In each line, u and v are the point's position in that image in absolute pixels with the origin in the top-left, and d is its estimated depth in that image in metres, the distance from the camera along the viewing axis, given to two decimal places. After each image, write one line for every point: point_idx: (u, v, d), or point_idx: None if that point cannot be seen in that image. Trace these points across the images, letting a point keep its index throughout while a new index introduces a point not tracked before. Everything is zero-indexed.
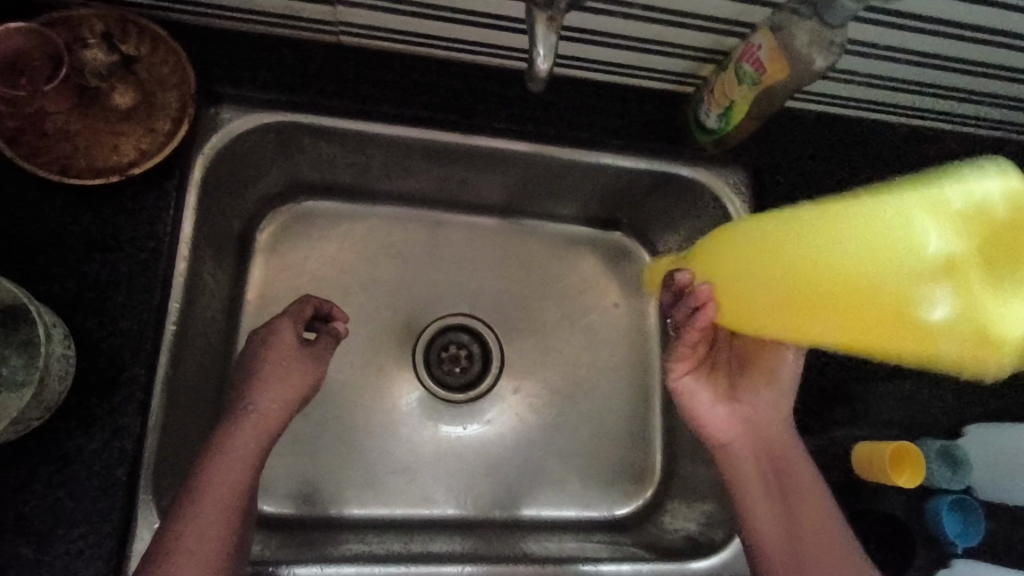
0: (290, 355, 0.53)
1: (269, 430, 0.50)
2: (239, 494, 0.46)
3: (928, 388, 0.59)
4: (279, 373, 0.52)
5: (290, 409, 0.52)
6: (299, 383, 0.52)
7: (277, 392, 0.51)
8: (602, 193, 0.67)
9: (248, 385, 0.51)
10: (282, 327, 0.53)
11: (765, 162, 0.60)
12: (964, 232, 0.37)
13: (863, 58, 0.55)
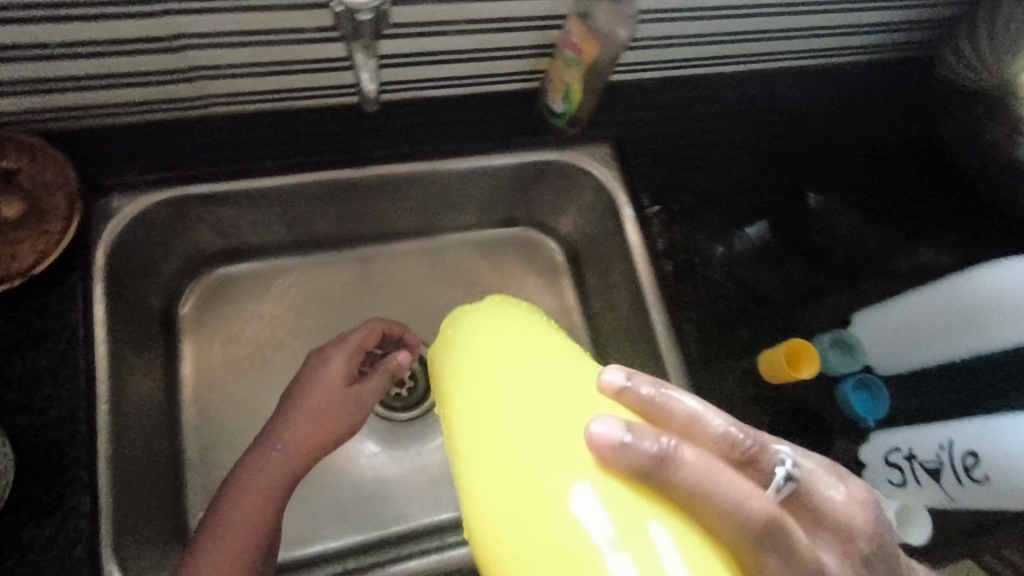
0: (333, 390, 0.55)
1: (289, 473, 0.53)
2: (259, 529, 0.50)
3: (816, 292, 0.66)
4: (321, 408, 0.55)
5: (324, 445, 0.54)
6: (345, 418, 0.55)
7: (307, 428, 0.54)
8: (493, 196, 0.72)
9: (285, 420, 0.54)
10: (335, 359, 0.57)
11: (618, 133, 0.67)
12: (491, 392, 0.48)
13: (669, 22, 0.62)
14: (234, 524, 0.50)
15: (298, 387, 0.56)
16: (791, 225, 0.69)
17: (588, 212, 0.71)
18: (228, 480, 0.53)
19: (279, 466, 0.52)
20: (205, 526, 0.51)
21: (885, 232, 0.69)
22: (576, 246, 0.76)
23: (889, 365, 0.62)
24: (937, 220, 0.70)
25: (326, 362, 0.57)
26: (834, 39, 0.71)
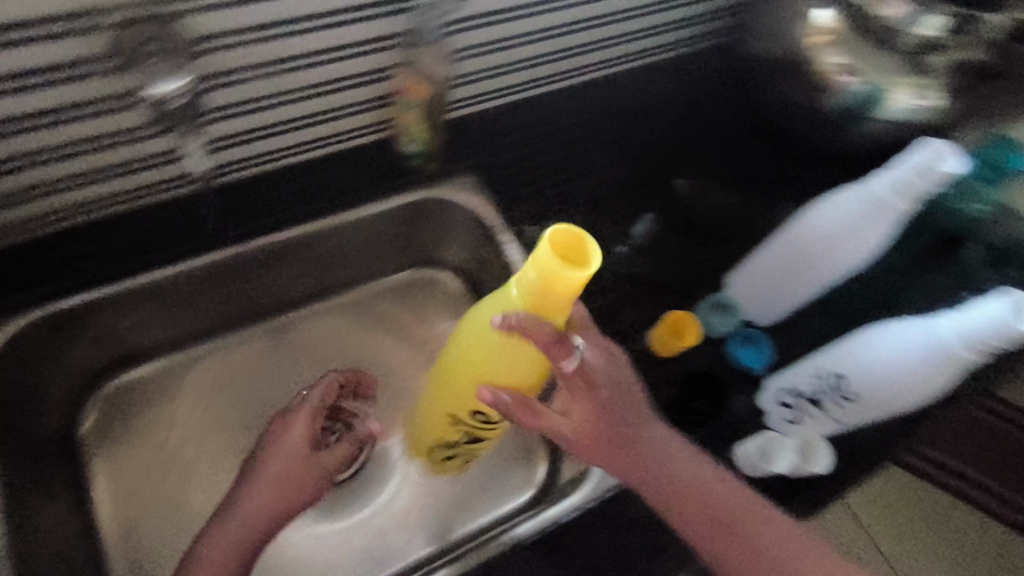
0: (291, 457, 0.53)
1: (248, 545, 0.52)
2: None
3: (689, 260, 0.73)
4: (281, 477, 0.53)
5: (283, 514, 0.53)
6: (308, 486, 0.54)
7: (267, 498, 0.52)
8: (376, 243, 0.74)
9: (243, 487, 0.53)
10: (295, 425, 0.54)
11: (475, 162, 0.72)
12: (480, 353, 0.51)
13: (494, 53, 0.67)
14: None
15: (258, 457, 0.54)
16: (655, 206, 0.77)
17: (469, 238, 0.75)
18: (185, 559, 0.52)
19: (241, 533, 0.52)
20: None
21: (737, 197, 0.77)
22: (468, 273, 0.79)
23: (770, 314, 0.65)
24: (776, 178, 0.78)
25: (285, 429, 0.54)
26: (656, 36, 0.77)
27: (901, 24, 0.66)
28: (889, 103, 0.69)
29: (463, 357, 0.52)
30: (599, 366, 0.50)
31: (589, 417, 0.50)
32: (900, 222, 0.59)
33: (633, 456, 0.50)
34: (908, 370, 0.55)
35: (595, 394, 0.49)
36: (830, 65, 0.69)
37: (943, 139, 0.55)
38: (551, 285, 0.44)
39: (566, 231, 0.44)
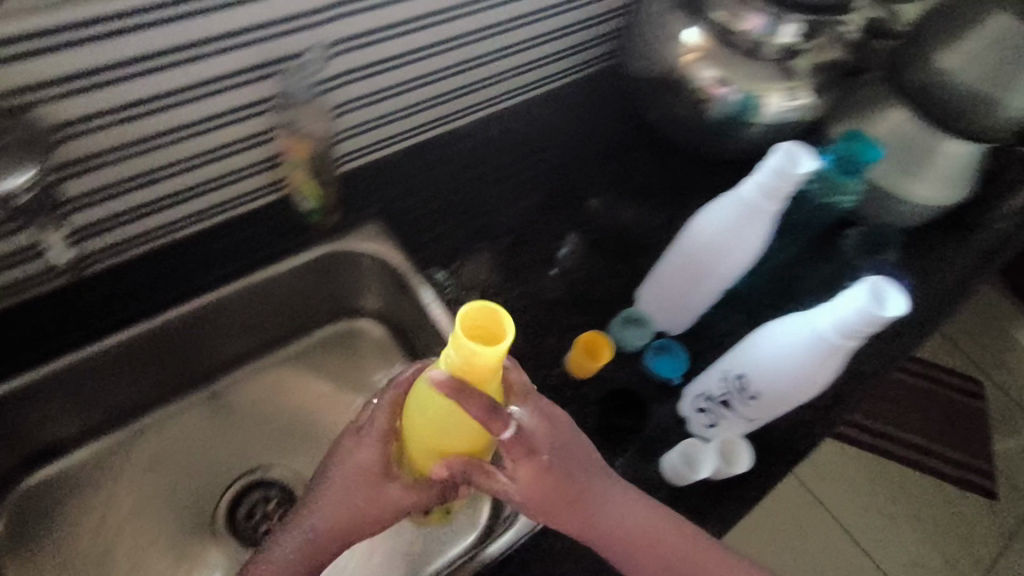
0: (361, 482, 0.49)
1: (319, 563, 0.50)
2: None
3: (602, 279, 0.73)
4: (352, 497, 0.49)
5: (367, 528, 0.49)
6: (401, 500, 0.49)
7: (345, 518, 0.49)
8: (289, 302, 0.73)
9: (312, 499, 0.50)
10: (368, 447, 0.49)
11: (377, 210, 0.72)
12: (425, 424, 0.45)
13: (380, 104, 0.67)
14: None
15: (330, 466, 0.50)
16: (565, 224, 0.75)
17: (383, 285, 0.75)
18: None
19: (300, 554, 0.49)
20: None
21: (641, 211, 0.79)
22: (389, 318, 0.79)
23: (677, 323, 0.67)
24: (673, 189, 0.82)
25: (364, 444, 0.49)
26: (541, 69, 0.80)
27: (760, 38, 0.71)
28: (765, 109, 0.74)
29: (413, 429, 0.46)
30: (542, 430, 0.48)
31: (538, 482, 0.48)
32: (776, 224, 0.57)
33: (579, 511, 0.50)
34: (803, 369, 0.51)
35: (540, 459, 0.47)
36: (703, 78, 0.74)
37: (781, 145, 0.53)
38: (472, 370, 0.40)
39: (477, 310, 0.39)
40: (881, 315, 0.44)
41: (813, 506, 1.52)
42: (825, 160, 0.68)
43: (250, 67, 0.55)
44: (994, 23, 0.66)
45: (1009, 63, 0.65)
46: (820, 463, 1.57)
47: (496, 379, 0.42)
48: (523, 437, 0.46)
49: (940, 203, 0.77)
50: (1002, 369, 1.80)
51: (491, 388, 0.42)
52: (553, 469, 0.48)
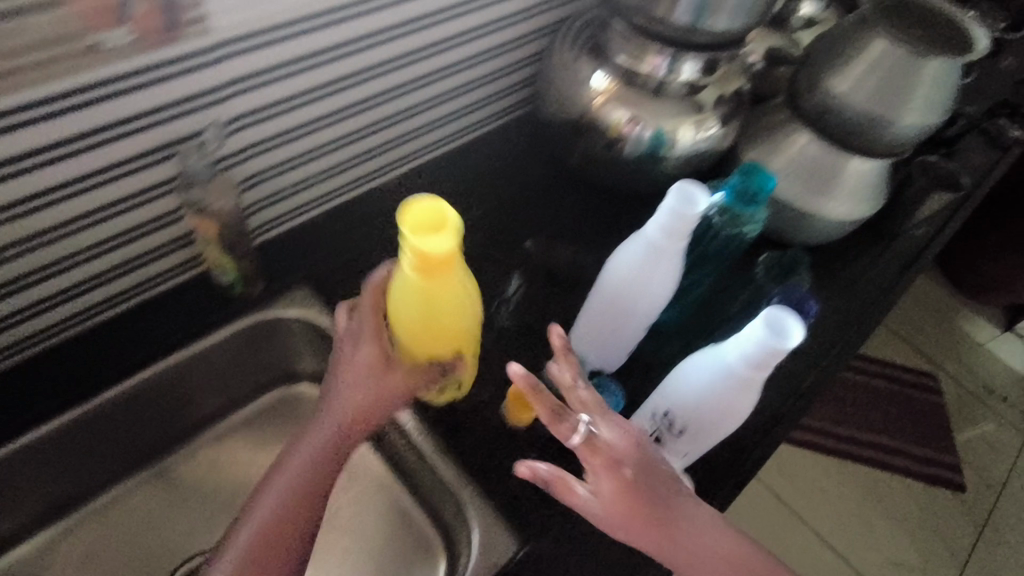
0: (362, 369, 0.57)
1: (336, 455, 0.56)
2: (296, 518, 0.54)
3: (532, 323, 0.74)
4: (361, 380, 0.57)
5: (381, 411, 0.57)
6: (405, 382, 0.58)
7: (359, 404, 0.56)
8: (222, 376, 0.72)
9: (328, 394, 0.58)
10: (362, 347, 0.57)
11: (303, 275, 0.72)
12: (417, 310, 0.53)
13: (294, 169, 0.66)
14: (293, 521, 0.54)
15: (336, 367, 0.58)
16: (492, 272, 0.78)
17: (315, 348, 0.74)
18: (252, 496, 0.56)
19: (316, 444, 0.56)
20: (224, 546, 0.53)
21: (569, 250, 0.80)
22: (326, 380, 0.78)
23: (610, 362, 0.67)
24: (596, 226, 0.85)
25: (358, 343, 0.57)
26: (457, 120, 0.82)
27: (663, 77, 0.74)
28: (677, 143, 0.77)
29: (410, 322, 0.54)
30: (626, 446, 0.49)
31: (622, 497, 0.48)
32: (683, 259, 0.56)
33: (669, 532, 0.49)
34: (723, 407, 0.51)
35: (625, 473, 0.48)
36: (617, 118, 0.76)
37: (673, 186, 0.51)
38: (433, 259, 0.48)
39: (417, 215, 0.47)
40: (780, 348, 0.44)
41: (785, 514, 1.52)
42: (726, 191, 0.65)
43: (148, 149, 0.54)
44: (877, 46, 0.68)
45: (896, 85, 0.68)
46: (787, 466, 1.58)
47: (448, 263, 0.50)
48: (608, 447, 0.49)
49: (855, 218, 0.81)
50: (951, 359, 1.85)
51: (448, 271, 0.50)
52: (640, 483, 0.49)
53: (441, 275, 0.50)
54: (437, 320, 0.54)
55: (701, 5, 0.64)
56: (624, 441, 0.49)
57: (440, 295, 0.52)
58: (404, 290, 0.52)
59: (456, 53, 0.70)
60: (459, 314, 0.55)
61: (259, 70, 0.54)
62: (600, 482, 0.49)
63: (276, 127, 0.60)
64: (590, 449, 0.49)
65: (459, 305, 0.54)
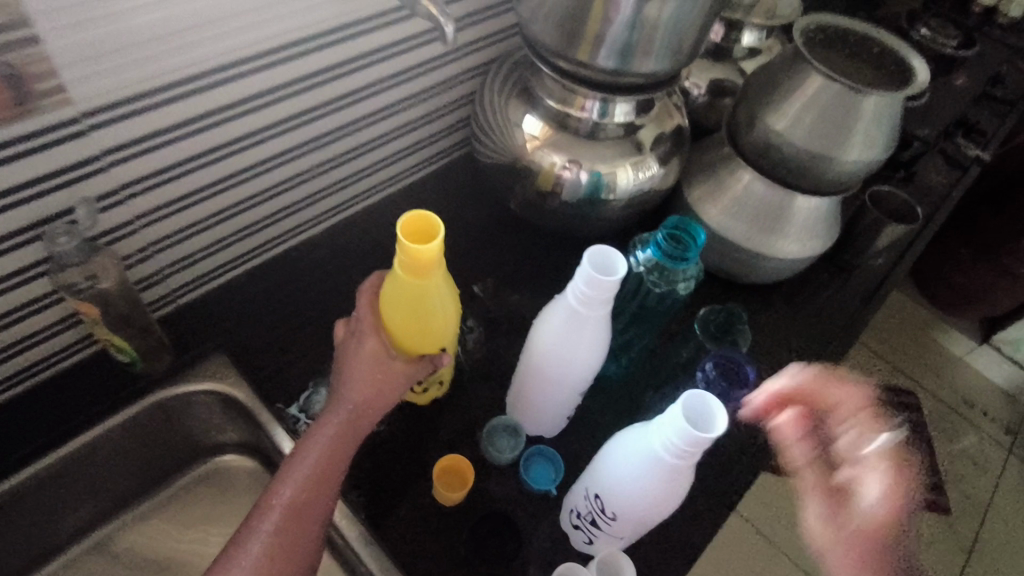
0: (371, 361, 0.54)
1: (343, 454, 0.53)
2: (306, 522, 0.50)
3: (470, 383, 0.69)
4: (369, 372, 0.54)
5: (388, 400, 0.55)
6: (407, 373, 0.55)
7: (368, 396, 0.54)
8: (134, 458, 0.66)
9: (337, 385, 0.55)
10: (367, 336, 0.54)
11: (217, 343, 0.66)
12: (404, 313, 0.53)
13: (198, 236, 0.61)
14: (303, 523, 0.50)
15: (344, 358, 0.55)
16: None
17: (235, 421, 0.68)
18: (254, 507, 0.51)
19: (326, 442, 0.52)
20: (226, 561, 0.48)
21: (509, 301, 0.76)
22: (252, 451, 0.72)
23: (542, 431, 0.64)
24: (541, 270, 0.80)
25: (364, 334, 0.54)
26: (389, 167, 0.76)
27: (597, 120, 0.70)
28: (617, 186, 0.73)
29: (398, 322, 0.54)
30: (817, 377, 0.68)
31: (879, 537, 0.57)
32: (609, 324, 0.52)
33: (896, 556, 0.56)
34: (655, 495, 0.46)
35: (818, 389, 0.67)
36: (551, 165, 0.72)
37: (588, 251, 0.48)
38: (420, 259, 0.47)
39: (414, 216, 0.48)
40: (703, 440, 0.40)
41: (766, 548, 1.47)
42: (654, 247, 0.61)
43: (11, 231, 0.48)
44: (813, 83, 0.65)
45: (835, 122, 0.65)
46: (766, 495, 1.53)
47: (445, 265, 0.50)
48: (878, 516, 0.58)
49: (808, 256, 0.77)
50: (928, 375, 1.83)
51: (437, 269, 0.50)
52: (898, 516, 0.58)
53: (433, 273, 0.49)
54: (423, 322, 0.53)
55: (624, 48, 0.60)
56: (880, 470, 0.62)
57: (426, 297, 0.51)
58: (394, 290, 0.52)
59: (373, 103, 0.66)
60: (445, 316, 0.54)
61: (137, 137, 0.50)
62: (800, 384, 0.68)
63: (164, 194, 0.55)
64: (852, 529, 0.58)
65: (444, 306, 0.53)
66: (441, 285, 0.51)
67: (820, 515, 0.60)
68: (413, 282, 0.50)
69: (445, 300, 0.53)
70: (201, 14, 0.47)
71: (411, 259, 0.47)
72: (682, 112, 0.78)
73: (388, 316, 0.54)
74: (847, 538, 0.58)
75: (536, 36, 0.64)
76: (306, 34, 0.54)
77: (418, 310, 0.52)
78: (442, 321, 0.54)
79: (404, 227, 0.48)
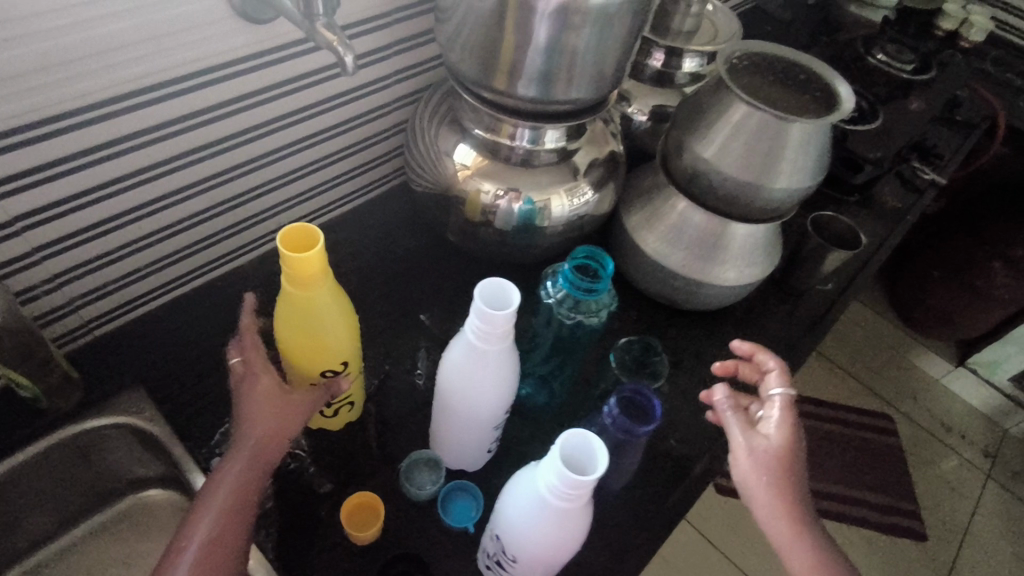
0: (269, 395, 0.51)
1: (256, 478, 0.48)
2: (225, 562, 0.44)
3: (395, 414, 0.67)
4: (267, 405, 0.50)
5: (295, 428, 0.51)
6: (309, 402, 0.52)
7: (273, 425, 0.50)
8: (44, 495, 0.64)
9: (237, 420, 0.50)
10: (258, 374, 0.52)
11: (133, 376, 0.65)
12: (296, 330, 0.51)
13: (109, 265, 0.61)
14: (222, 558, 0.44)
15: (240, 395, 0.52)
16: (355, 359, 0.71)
17: (150, 456, 0.66)
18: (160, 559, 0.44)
19: (236, 476, 0.47)
20: None
21: (442, 329, 0.74)
22: (173, 486, 0.70)
23: (465, 463, 0.61)
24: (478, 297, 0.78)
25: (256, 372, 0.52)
26: (317, 196, 0.76)
27: (527, 148, 0.69)
28: (550, 213, 0.72)
29: (291, 341, 0.52)
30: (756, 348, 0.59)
31: (783, 458, 0.50)
32: (512, 351, 0.51)
33: (800, 487, 0.50)
34: (553, 539, 0.45)
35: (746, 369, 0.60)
36: (481, 193, 0.71)
37: (478, 285, 0.47)
38: (300, 267, 0.46)
39: (302, 229, 0.48)
40: (584, 480, 0.39)
41: (715, 558, 1.36)
42: (563, 278, 0.60)
43: None
44: (738, 111, 0.64)
45: (762, 149, 0.64)
46: (729, 506, 1.43)
47: (332, 275, 0.50)
48: (776, 444, 0.51)
49: (747, 283, 0.76)
50: (905, 400, 1.80)
51: (323, 282, 0.49)
52: (794, 442, 0.51)
53: (318, 284, 0.49)
54: (317, 339, 0.52)
55: (542, 77, 0.60)
56: (777, 402, 0.54)
57: (314, 310, 0.50)
58: (284, 305, 0.51)
59: (292, 132, 0.66)
60: (340, 333, 0.53)
61: (28, 168, 0.50)
62: (747, 358, 0.60)
63: (67, 224, 0.55)
64: (766, 450, 0.51)
65: (338, 321, 0.52)
66: (331, 300, 0.51)
67: (742, 439, 0.52)
68: (299, 293, 0.49)
69: (340, 316, 0.52)
70: (95, 43, 0.47)
71: (293, 268, 0.47)
72: (618, 140, 0.78)
73: (282, 335, 0.52)
74: (756, 458, 0.50)
75: (457, 65, 0.64)
76: (210, 63, 0.54)
77: (309, 326, 0.51)
78: (338, 338, 0.53)
79: (285, 239, 0.47)
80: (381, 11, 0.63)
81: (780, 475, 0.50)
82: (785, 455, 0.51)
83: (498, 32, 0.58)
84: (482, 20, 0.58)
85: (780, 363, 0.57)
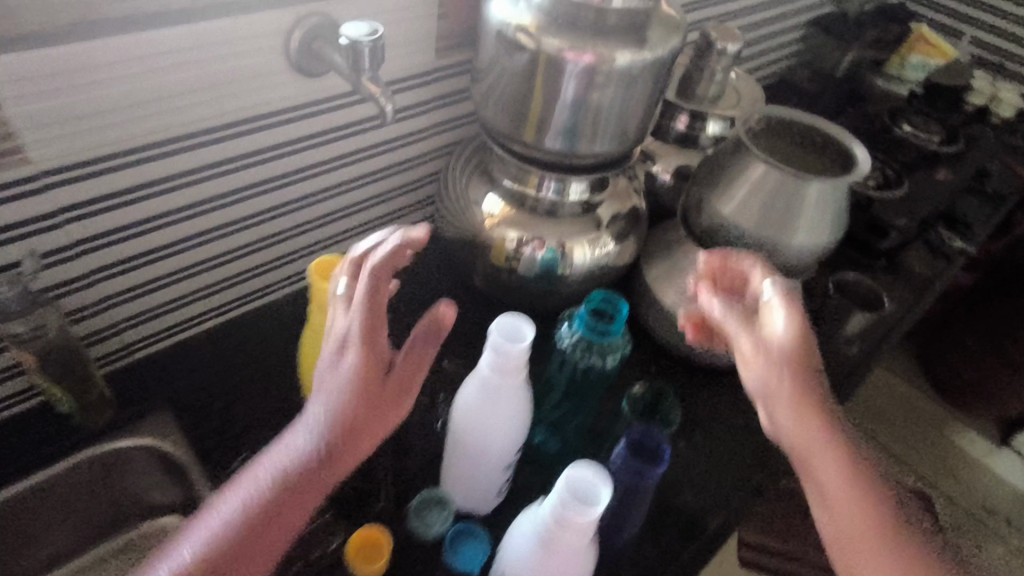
0: (361, 364, 0.45)
1: (318, 468, 0.43)
2: (253, 536, 0.41)
3: (411, 454, 0.67)
4: (357, 376, 0.45)
5: (378, 417, 0.45)
6: (401, 386, 0.46)
7: (352, 402, 0.44)
8: (66, 508, 0.65)
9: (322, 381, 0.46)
10: (358, 330, 0.47)
11: (164, 400, 0.67)
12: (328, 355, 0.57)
13: (155, 292, 0.65)
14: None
15: (338, 347, 0.47)
16: None
17: (167, 479, 0.66)
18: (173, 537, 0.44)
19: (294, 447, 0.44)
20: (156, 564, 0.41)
21: (462, 372, 0.75)
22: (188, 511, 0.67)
23: (475, 505, 0.61)
24: None
25: (359, 330, 0.47)
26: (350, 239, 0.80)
27: (552, 199, 0.73)
28: (572, 262, 0.74)
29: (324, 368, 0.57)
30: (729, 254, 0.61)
31: (795, 350, 0.51)
32: (525, 397, 0.53)
33: (813, 379, 0.50)
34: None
35: (728, 275, 0.61)
36: (506, 240, 0.74)
37: (497, 320, 0.50)
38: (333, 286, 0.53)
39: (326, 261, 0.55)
40: (582, 516, 0.40)
41: None
42: (580, 321, 0.63)
43: None
44: (757, 169, 0.67)
45: (779, 206, 0.66)
46: None
47: None
48: (779, 339, 0.52)
49: None
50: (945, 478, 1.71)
51: None
52: (801, 326, 0.52)
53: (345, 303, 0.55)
54: None
55: (567, 132, 0.64)
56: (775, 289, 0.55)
57: None
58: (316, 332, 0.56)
59: (333, 176, 0.71)
60: None
61: (91, 198, 0.55)
62: (718, 263, 0.61)
63: (120, 251, 0.59)
64: (773, 349, 0.51)
65: None
66: None
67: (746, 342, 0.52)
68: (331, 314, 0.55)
69: None
70: (162, 90, 0.53)
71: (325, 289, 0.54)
72: (641, 196, 0.80)
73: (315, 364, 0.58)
74: (771, 359, 0.51)
75: (488, 121, 0.69)
76: (261, 111, 0.60)
77: None
78: None
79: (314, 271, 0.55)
80: (422, 70, 0.69)
81: (796, 368, 0.50)
82: (800, 342, 0.51)
83: (527, 90, 0.62)
84: (513, 80, 0.63)
85: (757, 263, 0.59)
